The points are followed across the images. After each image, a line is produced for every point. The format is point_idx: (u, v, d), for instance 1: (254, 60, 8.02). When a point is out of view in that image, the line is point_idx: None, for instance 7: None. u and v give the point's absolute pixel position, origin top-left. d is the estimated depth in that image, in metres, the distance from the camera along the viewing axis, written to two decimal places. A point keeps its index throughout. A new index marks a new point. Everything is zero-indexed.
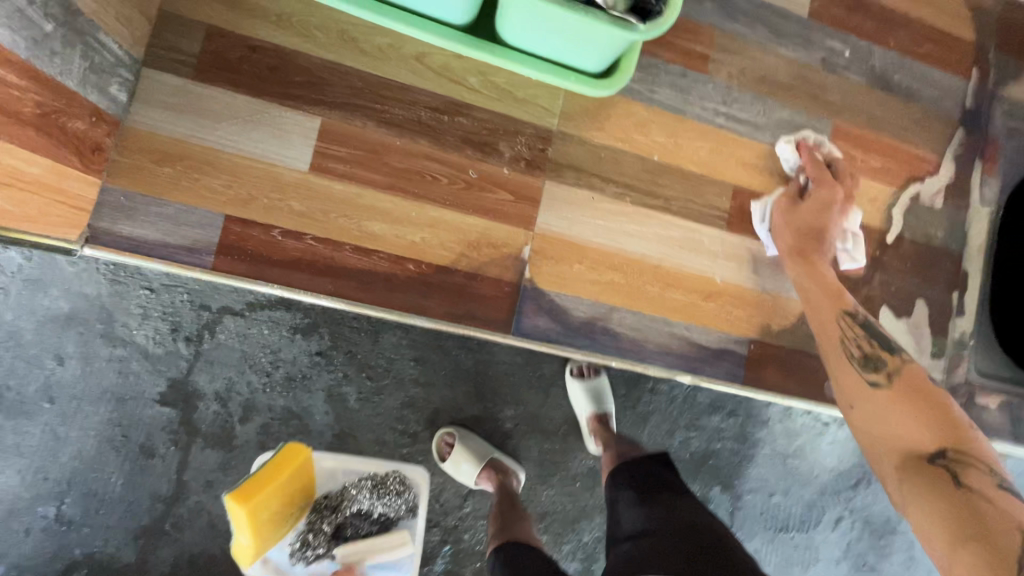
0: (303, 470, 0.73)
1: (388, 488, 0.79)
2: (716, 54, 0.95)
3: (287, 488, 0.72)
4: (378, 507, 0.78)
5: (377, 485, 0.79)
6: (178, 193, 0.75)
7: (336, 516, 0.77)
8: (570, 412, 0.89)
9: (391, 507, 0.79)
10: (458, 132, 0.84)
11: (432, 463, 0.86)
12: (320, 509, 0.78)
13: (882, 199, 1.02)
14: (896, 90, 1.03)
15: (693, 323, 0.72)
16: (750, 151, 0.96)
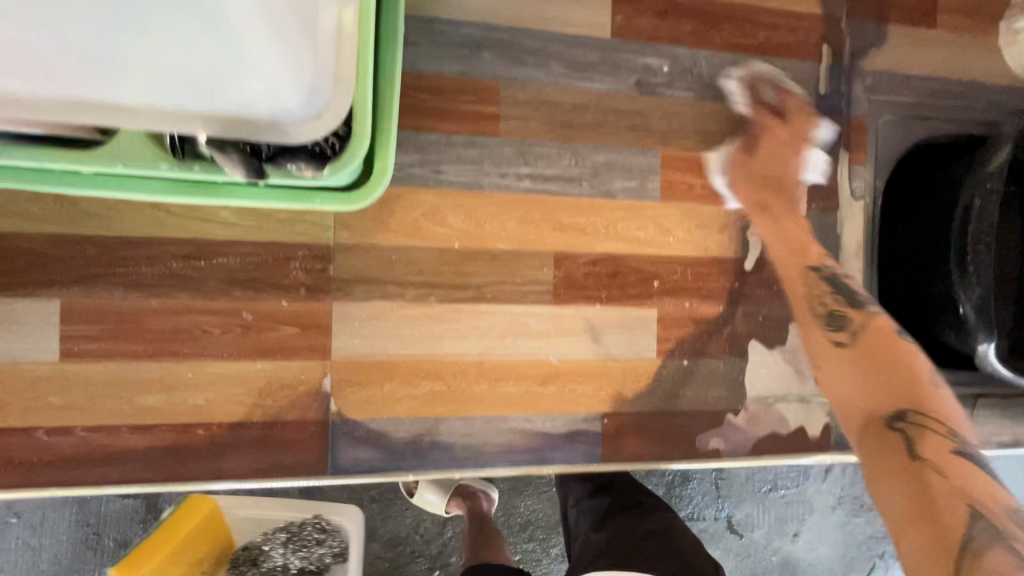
0: (208, 521, 0.79)
1: (301, 541, 0.81)
2: (507, 109, 0.84)
3: (191, 538, 0.77)
4: (295, 559, 0.81)
5: (293, 536, 0.81)
6: None
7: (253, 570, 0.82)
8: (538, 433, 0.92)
9: (312, 556, 0.82)
10: (220, 276, 0.76)
11: (401, 499, 0.92)
12: (237, 564, 0.82)
13: (734, 223, 0.91)
14: (733, 95, 0.91)
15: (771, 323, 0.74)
16: (568, 210, 0.86)
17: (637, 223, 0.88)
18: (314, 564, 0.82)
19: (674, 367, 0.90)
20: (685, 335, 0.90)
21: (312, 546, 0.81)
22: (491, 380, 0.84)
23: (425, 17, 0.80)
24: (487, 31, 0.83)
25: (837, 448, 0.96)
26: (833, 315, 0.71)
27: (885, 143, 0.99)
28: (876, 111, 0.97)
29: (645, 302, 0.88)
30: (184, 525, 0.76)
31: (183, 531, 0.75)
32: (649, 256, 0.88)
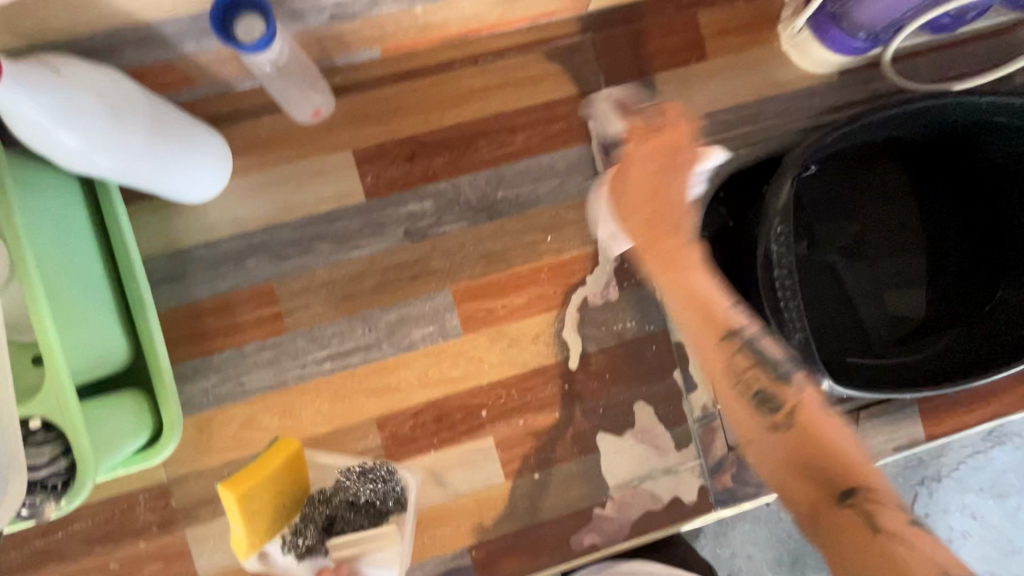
0: (296, 459, 0.76)
1: (375, 477, 0.78)
2: (287, 303, 0.87)
3: (280, 481, 0.73)
4: (365, 492, 0.77)
5: (366, 472, 0.79)
6: None
7: (326, 507, 0.76)
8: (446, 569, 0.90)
9: (377, 492, 0.77)
10: (80, 540, 0.84)
11: None
12: (314, 501, 0.76)
13: (546, 330, 0.92)
14: (508, 207, 0.90)
15: (762, 390, 0.71)
16: (376, 375, 0.89)
17: (448, 362, 0.90)
18: (381, 502, 0.77)
19: (527, 483, 0.92)
20: (529, 450, 0.92)
21: (382, 483, 0.78)
22: None
23: (183, 249, 0.85)
24: (245, 239, 0.86)
25: (718, 505, 0.96)
26: (764, 395, 0.71)
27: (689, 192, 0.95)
28: None
29: (480, 434, 0.91)
30: (274, 461, 0.73)
31: (277, 464, 0.72)
32: (470, 390, 0.90)
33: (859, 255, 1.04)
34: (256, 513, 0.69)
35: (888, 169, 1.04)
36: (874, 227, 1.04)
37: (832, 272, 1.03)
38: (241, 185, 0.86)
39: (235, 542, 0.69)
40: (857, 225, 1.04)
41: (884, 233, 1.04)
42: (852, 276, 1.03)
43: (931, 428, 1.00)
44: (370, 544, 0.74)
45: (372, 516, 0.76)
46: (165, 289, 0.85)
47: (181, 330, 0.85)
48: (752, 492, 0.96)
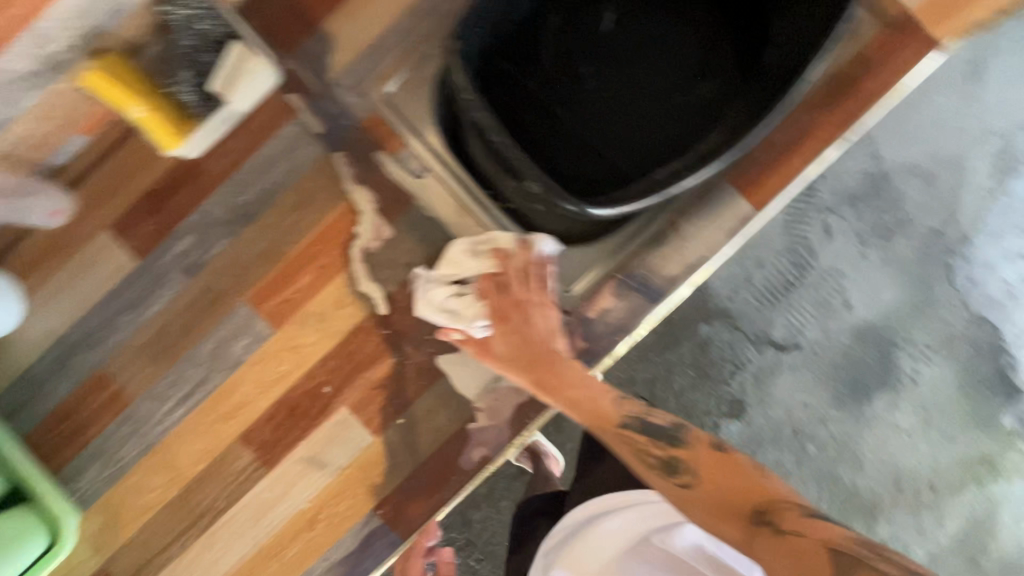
0: (124, 72, 0.84)
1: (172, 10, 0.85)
2: (122, 378, 0.96)
3: (134, 75, 0.85)
4: (183, 34, 0.86)
5: (170, 7, 0.85)
6: None
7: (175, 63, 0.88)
8: (362, 532, 0.96)
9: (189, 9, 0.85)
10: None
11: None
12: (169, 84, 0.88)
13: (343, 292, 0.96)
14: (256, 206, 0.96)
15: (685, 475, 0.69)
16: (220, 400, 0.96)
17: (272, 362, 0.96)
18: (203, 26, 0.87)
19: (395, 430, 0.96)
20: (381, 403, 0.96)
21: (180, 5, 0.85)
22: (274, 557, 0.96)
23: (23, 373, 0.96)
24: (64, 342, 0.96)
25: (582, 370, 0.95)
26: (665, 458, 0.70)
27: (409, 106, 0.96)
28: (377, 97, 0.96)
29: (333, 409, 0.96)
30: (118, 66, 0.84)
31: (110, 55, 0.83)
32: (305, 376, 0.96)
33: (682, 86, 1.04)
34: (125, 83, 0.83)
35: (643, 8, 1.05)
36: (672, 53, 1.05)
37: (681, 112, 1.03)
38: (40, 300, 0.96)
39: (163, 143, 0.89)
40: (692, 62, 1.05)
41: (682, 56, 1.04)
42: (678, 106, 1.03)
43: (755, 201, 0.95)
44: (229, 71, 0.88)
45: (207, 49, 0.88)
46: (25, 414, 0.96)
47: (51, 440, 0.96)
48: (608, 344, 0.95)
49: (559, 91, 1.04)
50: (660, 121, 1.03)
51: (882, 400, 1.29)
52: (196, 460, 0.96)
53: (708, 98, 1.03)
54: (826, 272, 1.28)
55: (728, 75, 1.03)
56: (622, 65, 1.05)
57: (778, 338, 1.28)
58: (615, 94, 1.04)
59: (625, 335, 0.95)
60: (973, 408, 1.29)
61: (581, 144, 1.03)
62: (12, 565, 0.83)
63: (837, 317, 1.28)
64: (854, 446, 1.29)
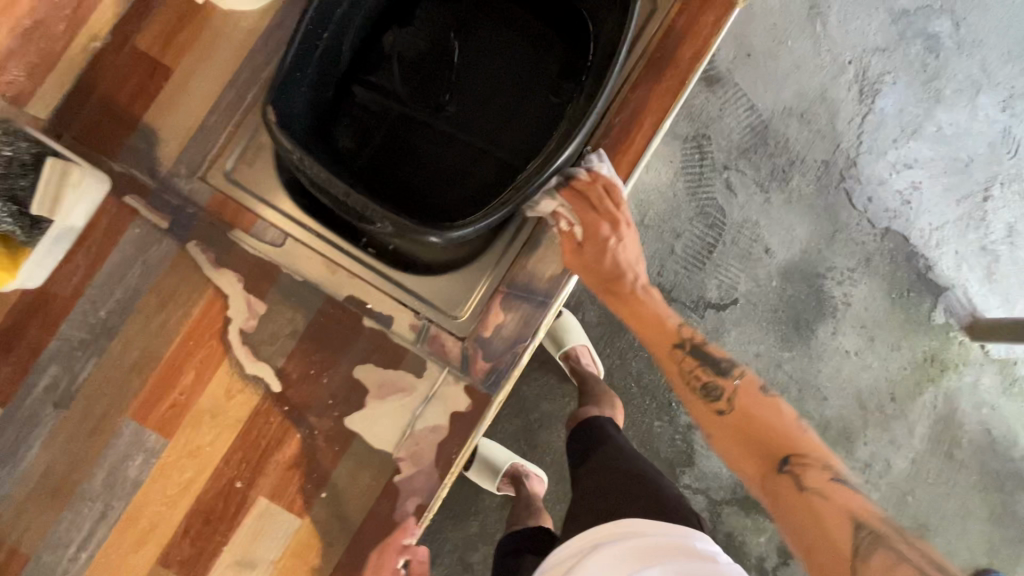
0: None
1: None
2: (9, 539, 0.88)
3: None
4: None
5: None
6: None
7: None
8: None
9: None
10: None
11: None
12: None
13: (233, 379, 0.92)
14: (118, 317, 0.91)
15: (709, 390, 0.86)
16: (128, 528, 0.89)
17: (175, 472, 0.90)
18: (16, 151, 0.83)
19: (321, 506, 0.91)
20: (300, 482, 0.91)
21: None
22: None
23: None
24: None
25: (493, 390, 0.94)
26: (705, 386, 0.86)
27: (253, 178, 0.95)
28: (219, 176, 0.94)
29: (251, 502, 0.91)
30: None
31: None
32: (212, 478, 0.91)
33: (531, 94, 1.07)
34: None
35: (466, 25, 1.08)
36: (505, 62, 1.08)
37: (538, 118, 1.06)
38: None
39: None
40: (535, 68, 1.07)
41: (513, 62, 1.07)
42: (524, 111, 1.07)
43: None
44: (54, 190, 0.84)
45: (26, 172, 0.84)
46: None
47: None
48: (511, 358, 0.94)
49: (411, 125, 1.06)
50: (520, 131, 1.06)
51: (825, 329, 1.34)
52: None
53: (557, 96, 1.05)
54: (739, 224, 1.32)
55: (558, 70, 1.07)
56: (468, 87, 1.07)
57: (715, 300, 1.32)
58: (465, 113, 1.06)
59: (526, 343, 0.95)
60: (909, 313, 1.34)
61: (448, 171, 1.06)
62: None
63: (762, 264, 1.33)
64: (811, 381, 1.33)
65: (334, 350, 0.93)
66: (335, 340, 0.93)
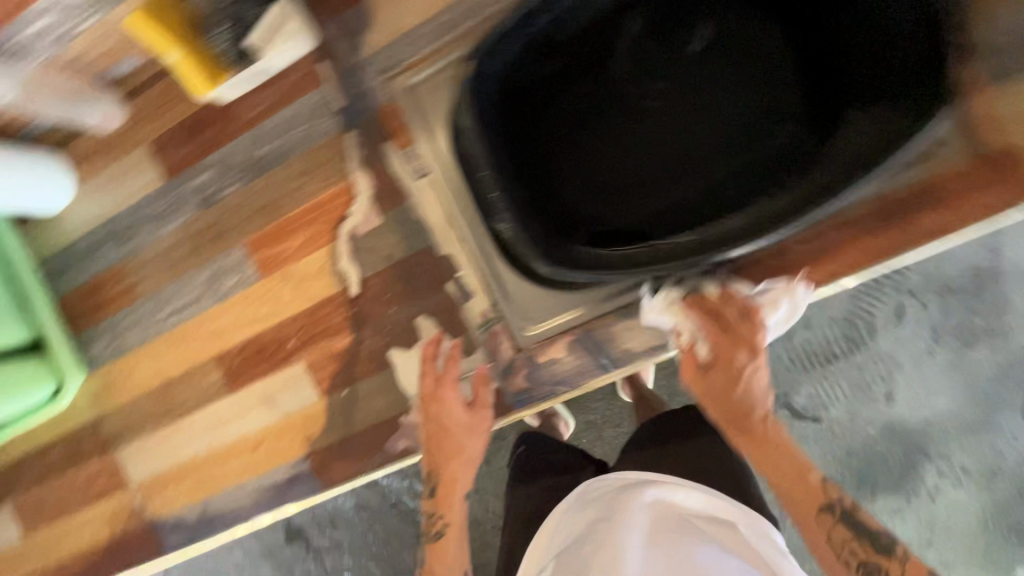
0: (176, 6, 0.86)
1: None
2: (135, 278, 1.10)
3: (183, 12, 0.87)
4: None
5: None
6: None
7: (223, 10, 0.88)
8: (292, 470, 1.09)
9: None
10: (58, 462, 1.19)
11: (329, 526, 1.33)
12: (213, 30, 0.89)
13: (326, 263, 1.02)
14: (269, 162, 1.01)
15: None
16: (207, 322, 1.08)
17: (254, 305, 1.06)
18: None
19: (338, 398, 1.04)
20: (333, 372, 1.04)
21: None
22: (220, 460, 1.12)
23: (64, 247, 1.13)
24: (98, 232, 1.11)
25: (517, 406, 0.99)
26: None
27: (428, 101, 0.95)
28: (400, 86, 0.95)
29: (293, 360, 1.06)
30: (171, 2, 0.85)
31: None
32: (277, 325, 1.05)
33: (720, 143, 0.92)
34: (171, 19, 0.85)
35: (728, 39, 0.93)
36: (743, 99, 0.93)
37: (716, 174, 0.92)
38: (86, 190, 1.10)
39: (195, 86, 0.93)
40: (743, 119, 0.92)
41: (725, 102, 0.93)
42: (731, 163, 0.92)
43: None
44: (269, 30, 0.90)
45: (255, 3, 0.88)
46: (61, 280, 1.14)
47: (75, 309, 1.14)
48: (546, 391, 0.98)
49: (610, 114, 0.96)
50: (688, 179, 0.93)
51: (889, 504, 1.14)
52: (178, 363, 1.11)
53: (749, 163, 0.91)
54: (879, 355, 1.13)
55: (763, 137, 0.91)
56: (664, 105, 0.95)
57: (798, 406, 1.15)
58: (654, 130, 0.95)
59: (567, 388, 0.97)
60: (991, 548, 1.11)
61: (618, 181, 0.95)
62: (13, 404, 1.02)
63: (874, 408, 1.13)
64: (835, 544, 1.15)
65: (412, 290, 0.99)
66: (416, 283, 0.99)
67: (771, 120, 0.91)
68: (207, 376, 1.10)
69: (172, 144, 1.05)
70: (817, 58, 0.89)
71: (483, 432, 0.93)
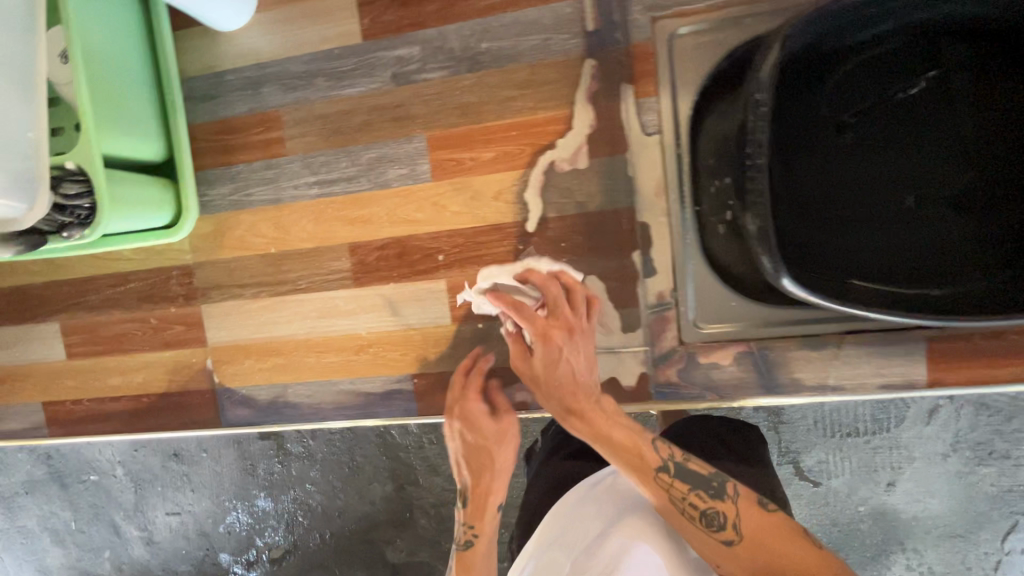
0: None
1: None
2: (288, 132, 1.00)
3: None
4: None
5: None
6: (20, 394, 1.17)
7: None
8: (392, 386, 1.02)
9: None
10: (132, 296, 1.09)
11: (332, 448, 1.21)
12: None
13: (509, 188, 0.93)
14: (489, 60, 0.91)
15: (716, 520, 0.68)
16: (352, 206, 0.99)
17: (412, 205, 0.97)
18: None
19: (470, 330, 0.98)
20: (474, 302, 0.97)
21: None
22: (316, 352, 1.04)
23: (216, 72, 1.01)
24: (261, 68, 0.99)
25: (657, 397, 0.94)
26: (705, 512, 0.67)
27: (686, 60, 0.87)
28: (664, 31, 0.87)
29: (434, 276, 0.98)
30: None
31: None
32: (431, 234, 0.97)
33: (933, 190, 0.86)
34: None
35: (1003, 85, 0.83)
36: (997, 158, 0.84)
37: (918, 225, 0.87)
38: (264, 18, 0.98)
39: None
40: (970, 175, 0.85)
41: (960, 151, 0.85)
42: (961, 225, 0.85)
43: (936, 374, 0.85)
44: None
45: None
46: (202, 106, 1.02)
47: (208, 142, 1.02)
48: (696, 394, 0.93)
49: (846, 133, 0.88)
50: (888, 222, 0.88)
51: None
52: (304, 237, 1.01)
53: (960, 222, 0.85)
54: (896, 444, 1.03)
55: (983, 202, 0.85)
56: (891, 135, 0.87)
57: (805, 466, 1.06)
58: (870, 157, 0.88)
59: (715, 397, 0.92)
60: None
61: (820, 207, 0.89)
62: (133, 220, 0.90)
63: (872, 488, 1.05)
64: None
65: (591, 247, 0.92)
66: (597, 241, 0.92)
67: (1023, 189, 0.83)
68: (334, 261, 1.01)
69: (384, 3, 0.94)
70: None
71: (513, 439, 0.91)
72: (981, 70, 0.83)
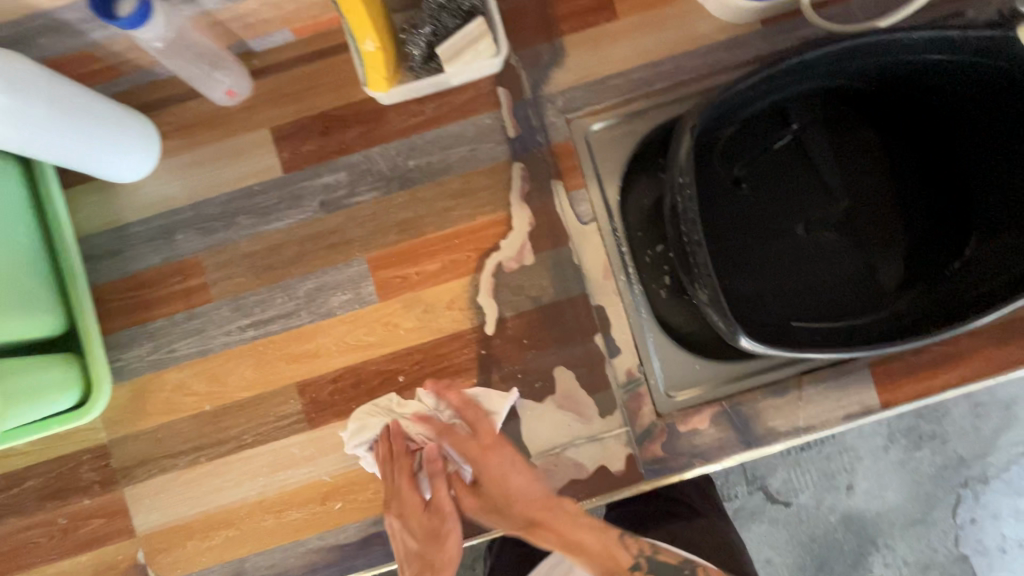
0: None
1: None
2: (211, 276, 0.92)
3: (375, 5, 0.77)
4: None
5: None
6: None
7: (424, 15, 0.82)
8: (368, 531, 0.91)
9: None
10: (32, 496, 0.92)
11: None
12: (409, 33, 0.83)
13: (461, 295, 0.92)
14: (419, 176, 0.92)
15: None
16: (294, 342, 0.92)
17: (363, 330, 0.92)
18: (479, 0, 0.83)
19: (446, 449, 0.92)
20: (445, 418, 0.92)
21: None
22: (274, 513, 0.91)
23: (119, 226, 0.93)
24: (173, 215, 0.93)
25: (649, 476, 0.91)
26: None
27: (605, 152, 0.94)
28: (580, 130, 0.93)
29: (398, 399, 0.92)
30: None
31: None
32: (387, 356, 0.92)
33: (822, 223, 0.99)
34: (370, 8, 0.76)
35: (850, 130, 0.99)
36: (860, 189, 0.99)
37: (819, 257, 0.98)
38: (171, 165, 0.93)
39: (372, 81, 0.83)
40: (846, 207, 0.99)
41: (833, 190, 0.99)
42: (864, 250, 0.98)
43: (886, 396, 0.92)
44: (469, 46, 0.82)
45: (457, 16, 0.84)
46: (107, 264, 0.92)
47: (117, 302, 0.92)
48: (684, 463, 0.91)
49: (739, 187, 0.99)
50: (797, 260, 0.98)
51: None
52: (244, 385, 0.92)
53: (850, 248, 0.98)
54: (846, 448, 1.09)
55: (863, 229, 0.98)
56: (778, 184, 0.99)
57: (774, 490, 1.10)
58: (764, 205, 0.99)
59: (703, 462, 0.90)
60: None
61: (736, 256, 0.99)
62: (36, 413, 0.77)
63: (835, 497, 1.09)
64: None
65: (554, 338, 0.92)
66: (558, 331, 0.92)
67: (895, 215, 0.98)
68: (283, 405, 0.92)
69: (303, 136, 0.92)
70: (919, 161, 0.97)
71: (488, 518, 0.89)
72: (837, 123, 0.99)
